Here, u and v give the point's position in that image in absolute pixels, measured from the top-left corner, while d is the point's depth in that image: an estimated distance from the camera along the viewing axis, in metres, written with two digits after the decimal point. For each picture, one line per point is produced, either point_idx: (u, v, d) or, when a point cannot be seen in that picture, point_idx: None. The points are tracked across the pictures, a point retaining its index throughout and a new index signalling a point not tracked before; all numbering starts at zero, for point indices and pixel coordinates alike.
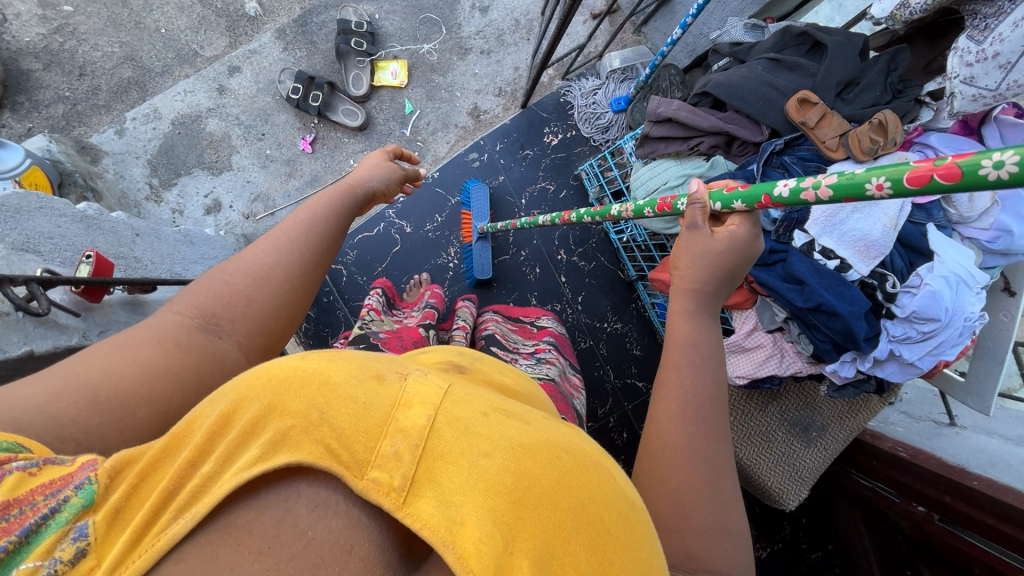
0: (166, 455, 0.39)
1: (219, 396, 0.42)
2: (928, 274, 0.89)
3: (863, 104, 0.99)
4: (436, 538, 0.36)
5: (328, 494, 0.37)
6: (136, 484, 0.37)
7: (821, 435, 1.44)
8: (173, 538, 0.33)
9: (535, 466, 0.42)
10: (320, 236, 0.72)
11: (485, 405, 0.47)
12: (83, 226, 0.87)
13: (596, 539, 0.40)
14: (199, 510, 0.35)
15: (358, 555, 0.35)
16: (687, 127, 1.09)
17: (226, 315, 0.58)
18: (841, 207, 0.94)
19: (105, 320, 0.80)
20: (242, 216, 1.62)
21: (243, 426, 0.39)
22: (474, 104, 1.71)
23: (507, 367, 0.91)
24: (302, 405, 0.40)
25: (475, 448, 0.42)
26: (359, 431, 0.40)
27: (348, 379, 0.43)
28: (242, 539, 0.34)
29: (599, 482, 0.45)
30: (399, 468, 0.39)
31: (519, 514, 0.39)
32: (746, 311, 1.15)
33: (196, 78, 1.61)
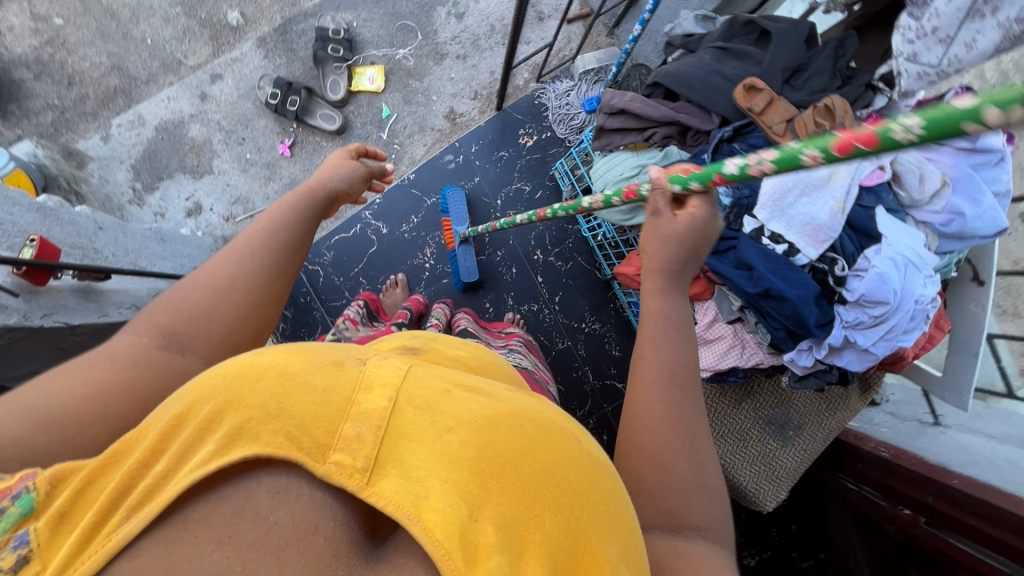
0: (114, 459, 0.41)
1: (172, 402, 0.44)
2: (876, 256, 0.88)
3: (811, 90, 0.98)
4: (401, 512, 0.39)
5: (289, 480, 0.40)
6: (81, 488, 0.40)
7: (798, 433, 1.41)
8: (125, 537, 0.35)
9: (497, 439, 0.45)
10: (280, 244, 0.74)
11: (446, 382, 0.50)
12: (39, 216, 0.90)
13: (561, 499, 0.43)
14: (151, 509, 0.37)
15: (323, 535, 0.37)
16: (640, 118, 1.09)
17: (188, 331, 0.61)
18: (789, 190, 0.93)
19: (50, 304, 0.82)
20: (221, 218, 1.65)
21: (199, 423, 0.41)
22: (450, 107, 1.74)
23: (461, 340, 0.89)
24: (260, 398, 0.42)
25: (436, 426, 0.44)
26: (319, 417, 0.42)
27: (306, 367, 0.45)
28: (198, 531, 0.36)
29: (563, 447, 0.48)
30: (362, 450, 0.41)
31: (483, 483, 0.42)
32: (707, 302, 1.13)
33: (180, 85, 1.67)
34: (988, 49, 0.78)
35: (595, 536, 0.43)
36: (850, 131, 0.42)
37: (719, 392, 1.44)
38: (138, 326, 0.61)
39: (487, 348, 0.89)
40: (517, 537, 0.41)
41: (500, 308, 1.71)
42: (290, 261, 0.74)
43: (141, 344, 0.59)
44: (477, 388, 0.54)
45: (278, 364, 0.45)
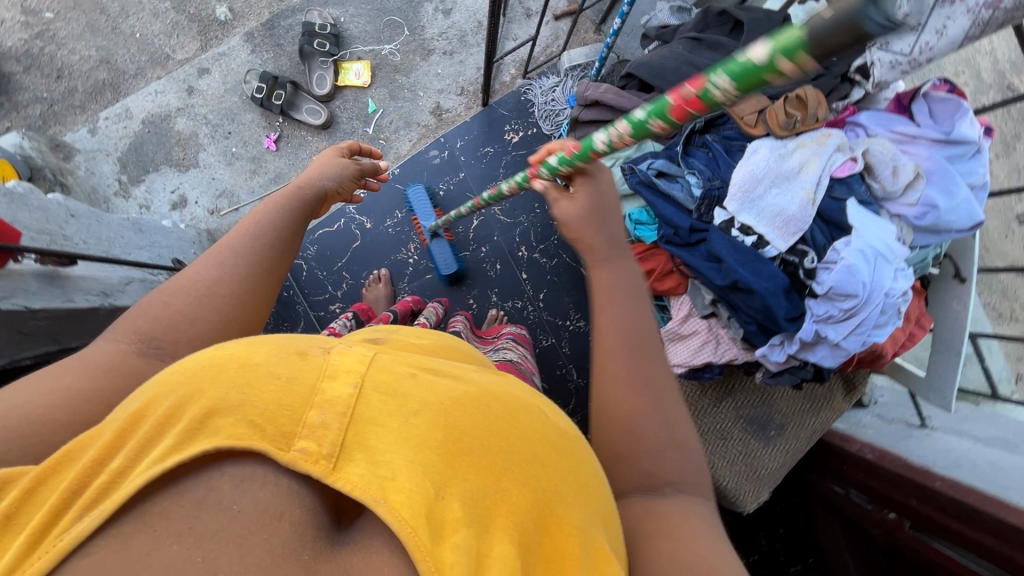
0: (69, 457, 0.40)
1: (130, 402, 0.44)
2: (844, 248, 0.86)
3: (785, 81, 0.97)
4: (368, 494, 0.39)
5: (253, 469, 0.39)
6: (32, 489, 0.39)
7: (780, 433, 1.38)
8: (78, 536, 0.34)
9: (464, 421, 0.46)
10: (263, 247, 0.74)
11: (413, 366, 0.50)
12: (5, 200, 0.90)
13: (528, 473, 0.46)
14: (107, 506, 0.36)
15: (288, 521, 0.37)
16: (614, 110, 1.08)
17: (167, 336, 0.60)
18: (759, 181, 0.91)
19: (9, 287, 0.82)
20: (206, 212, 1.66)
21: (158, 418, 0.41)
22: (437, 103, 1.74)
23: (423, 329, 0.87)
24: (221, 391, 0.42)
25: (403, 410, 0.45)
26: (283, 406, 0.42)
27: (270, 358, 0.45)
28: (158, 523, 0.35)
29: (528, 423, 0.50)
30: (327, 437, 0.41)
31: (450, 463, 0.43)
32: (681, 297, 1.12)
33: (167, 79, 1.68)
34: (958, 37, 0.75)
35: (561, 506, 0.46)
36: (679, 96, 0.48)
37: (696, 390, 1.42)
38: (115, 333, 0.61)
39: (445, 336, 0.87)
40: (485, 511, 0.42)
41: (484, 305, 1.70)
42: (274, 264, 0.73)
43: (119, 351, 0.58)
44: (445, 369, 0.55)
45: (240, 356, 0.45)
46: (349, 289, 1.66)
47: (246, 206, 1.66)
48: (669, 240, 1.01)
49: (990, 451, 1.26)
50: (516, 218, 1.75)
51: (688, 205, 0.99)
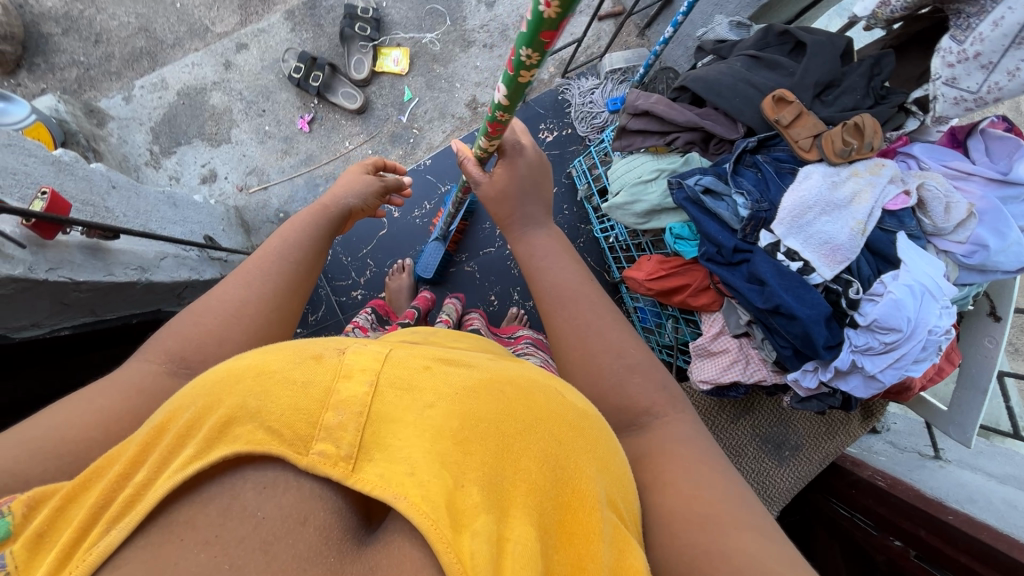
0: (96, 474, 0.47)
1: (150, 419, 0.51)
2: (892, 282, 0.86)
3: (843, 106, 0.96)
4: (387, 492, 0.44)
5: (272, 475, 0.44)
6: (60, 506, 0.45)
7: (795, 454, 1.39)
8: (105, 547, 0.39)
9: (477, 408, 0.51)
10: (287, 267, 0.84)
11: (426, 361, 0.56)
12: (53, 170, 0.90)
13: (543, 453, 0.51)
14: (130, 519, 0.41)
15: (312, 524, 0.41)
16: (664, 122, 1.07)
17: (197, 355, 0.70)
18: (810, 207, 0.91)
19: (57, 258, 0.81)
20: (235, 188, 1.66)
21: (178, 431, 0.47)
22: (472, 96, 1.72)
23: (462, 333, 0.84)
24: (238, 400, 0.48)
25: (417, 403, 0.50)
26: (299, 411, 0.47)
27: (283, 365, 0.50)
28: (185, 533, 0.39)
29: (543, 406, 0.55)
30: (344, 438, 0.46)
31: (464, 450, 0.48)
32: (714, 314, 1.12)
33: (205, 51, 1.67)
34: None
35: (581, 480, 0.51)
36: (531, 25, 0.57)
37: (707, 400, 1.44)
38: (149, 353, 0.70)
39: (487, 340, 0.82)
40: (502, 494, 0.47)
41: (505, 303, 1.70)
42: (294, 286, 0.83)
43: (153, 371, 0.68)
44: (459, 359, 0.60)
45: (259, 367, 0.51)
46: (372, 277, 1.67)
47: (276, 186, 1.66)
48: (712, 258, 1.01)
49: (1005, 489, 1.27)
50: None
51: (733, 224, 0.98)
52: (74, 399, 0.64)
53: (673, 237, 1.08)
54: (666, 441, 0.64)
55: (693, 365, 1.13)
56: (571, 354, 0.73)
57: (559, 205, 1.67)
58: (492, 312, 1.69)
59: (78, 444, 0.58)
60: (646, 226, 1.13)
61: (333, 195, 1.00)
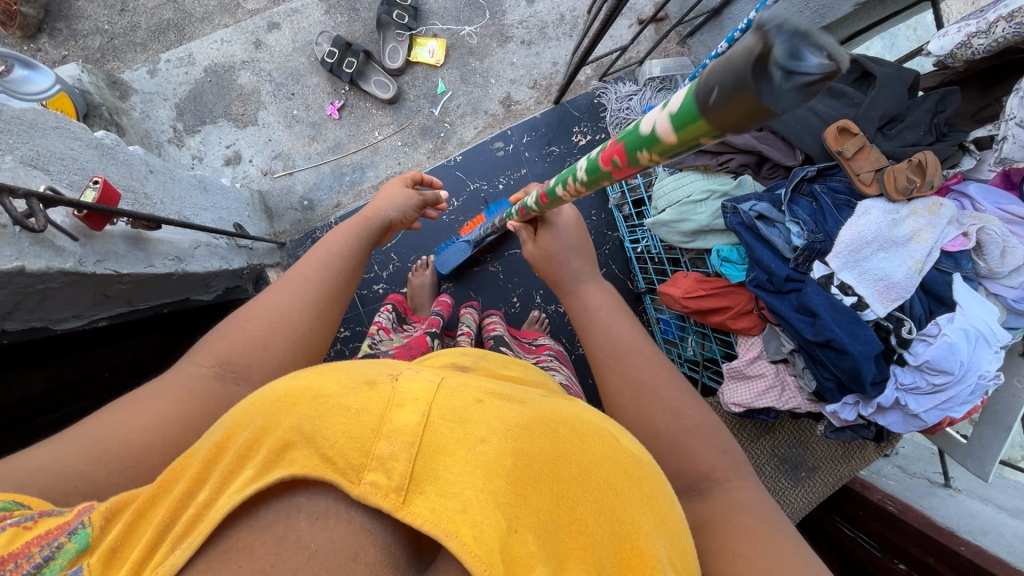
0: (161, 491, 0.41)
1: (215, 431, 0.45)
2: (947, 324, 0.86)
3: (903, 141, 0.96)
4: (438, 528, 0.38)
5: (327, 504, 0.38)
6: (131, 522, 0.39)
7: (811, 476, 1.40)
8: (170, 568, 0.34)
9: (532, 449, 0.46)
10: (332, 275, 0.81)
11: (479, 392, 0.50)
12: (97, 154, 0.86)
13: (600, 500, 0.45)
14: (195, 538, 0.35)
15: (364, 561, 0.35)
16: (720, 142, 1.07)
17: (243, 361, 0.66)
18: (867, 244, 0.91)
19: (103, 250, 0.79)
20: (260, 172, 1.62)
21: (237, 449, 0.41)
22: (507, 93, 1.69)
23: (509, 359, 0.78)
24: (295, 421, 0.42)
25: (470, 437, 0.44)
26: (353, 438, 0.41)
27: (339, 391, 0.45)
28: (241, 558, 0.33)
29: (598, 449, 0.49)
30: (396, 468, 0.40)
31: (519, 493, 0.43)
32: (753, 337, 1.12)
33: (235, 28, 1.62)
34: None
35: (638, 532, 0.44)
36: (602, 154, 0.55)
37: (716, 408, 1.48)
38: (197, 356, 0.65)
39: (536, 372, 0.76)
40: (558, 543, 0.42)
41: (527, 304, 1.68)
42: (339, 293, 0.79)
43: (201, 375, 0.63)
44: (510, 393, 0.55)
45: (312, 388, 0.46)
46: (395, 271, 1.64)
47: (301, 172, 1.63)
48: (760, 284, 1.00)
49: (1015, 522, 1.29)
50: None
51: (785, 253, 0.97)
52: (127, 399, 0.59)
53: (719, 261, 1.07)
54: (732, 509, 0.59)
55: (726, 387, 1.12)
56: (635, 384, 0.72)
57: (589, 211, 1.65)
58: (513, 315, 1.67)
59: (139, 448, 0.54)
60: (691, 246, 1.12)
61: (372, 208, 0.97)
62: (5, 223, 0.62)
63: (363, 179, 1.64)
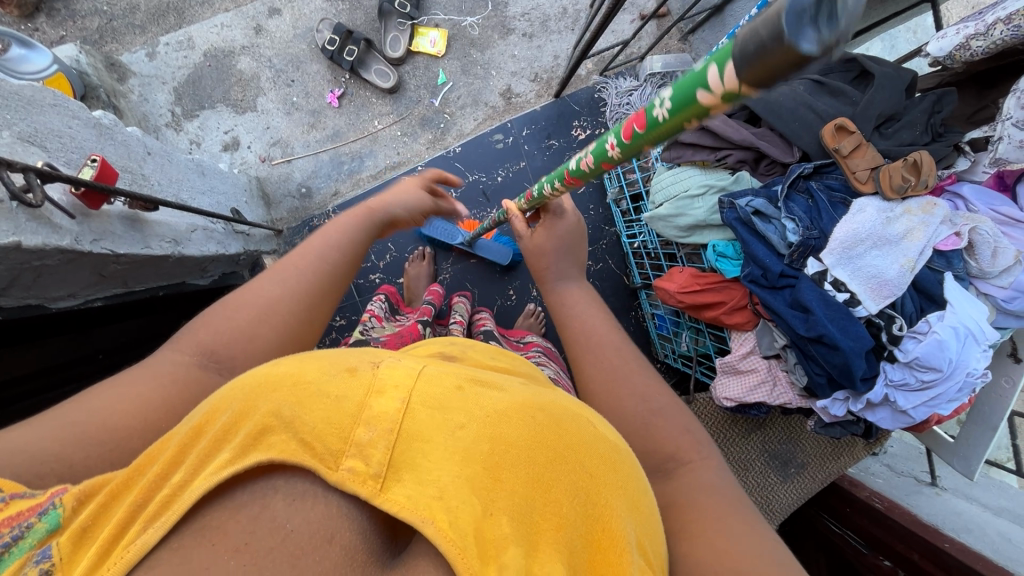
0: (136, 473, 0.40)
1: (193, 414, 0.44)
2: (937, 322, 0.87)
3: (900, 140, 0.96)
4: (414, 515, 0.37)
5: (305, 487, 0.38)
6: (104, 503, 0.38)
7: (800, 472, 1.42)
8: (142, 548, 0.33)
9: (511, 434, 0.45)
10: (324, 265, 0.79)
11: (459, 379, 0.49)
12: (95, 133, 0.86)
13: (576, 483, 0.45)
14: (169, 517, 0.35)
15: (339, 544, 0.35)
16: (719, 138, 1.07)
17: (230, 344, 0.65)
18: (861, 241, 0.92)
19: (100, 229, 0.78)
20: (258, 158, 1.61)
21: (214, 434, 0.40)
22: (507, 85, 1.69)
23: (498, 351, 0.77)
24: (274, 405, 0.41)
25: (448, 423, 0.44)
26: (331, 423, 0.41)
27: (319, 377, 0.44)
28: (216, 538, 0.34)
29: (575, 433, 0.49)
30: (375, 455, 0.40)
31: (495, 477, 0.42)
32: (746, 333, 1.13)
33: (235, 13, 1.61)
34: None
35: (610, 513, 0.45)
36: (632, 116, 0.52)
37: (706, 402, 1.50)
38: (183, 338, 0.65)
39: (524, 363, 0.76)
40: (532, 526, 0.41)
41: (523, 297, 1.69)
42: (328, 278, 0.79)
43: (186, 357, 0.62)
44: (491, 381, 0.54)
45: (292, 374, 0.44)
46: (392, 262, 1.65)
47: (300, 159, 1.62)
48: (755, 280, 1.01)
49: (999, 521, 1.31)
50: None
51: (780, 249, 0.98)
52: (112, 381, 0.59)
53: (715, 256, 1.08)
54: (689, 486, 0.60)
55: (718, 382, 1.14)
56: (627, 375, 0.72)
57: (587, 205, 1.66)
58: (508, 308, 1.68)
59: (123, 429, 0.53)
60: (688, 240, 1.12)
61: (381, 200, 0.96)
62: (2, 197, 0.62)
63: (362, 168, 1.64)
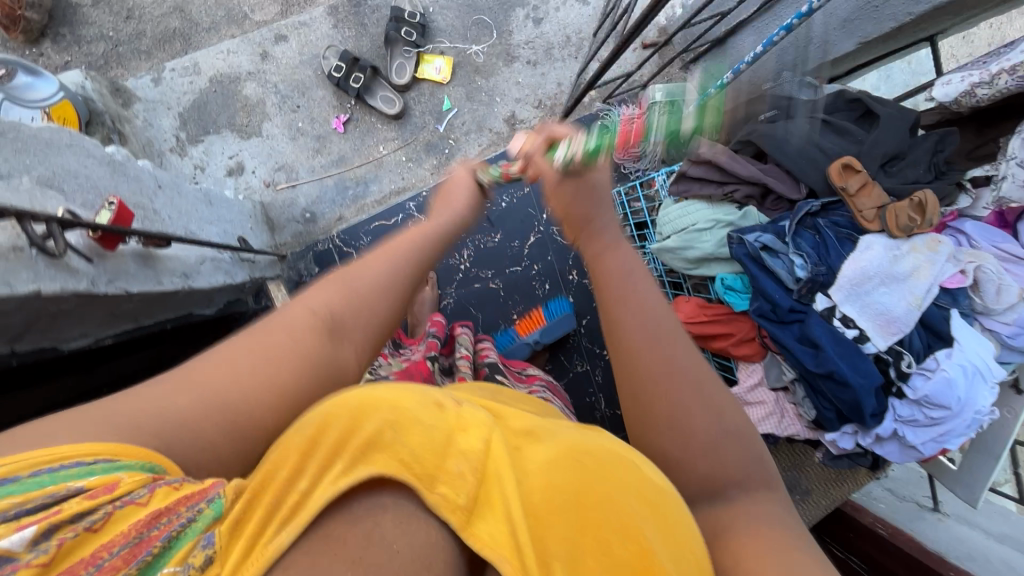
0: (273, 471, 0.42)
1: (305, 420, 0.46)
2: (945, 360, 0.89)
3: (904, 179, 0.99)
4: (497, 554, 0.43)
5: (407, 510, 0.43)
6: (251, 499, 0.41)
7: (804, 498, 1.42)
8: (277, 550, 0.37)
9: (586, 474, 0.49)
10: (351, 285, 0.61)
11: (532, 422, 0.54)
12: (109, 171, 0.86)
13: (646, 519, 0.48)
14: (298, 523, 0.39)
15: (435, 572, 0.40)
16: (725, 172, 1.08)
17: None
18: (869, 278, 0.93)
19: (115, 269, 0.78)
20: (263, 183, 1.62)
21: (328, 449, 0.43)
22: (511, 112, 1.71)
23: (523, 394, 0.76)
24: (376, 424, 0.45)
25: (523, 469, 0.49)
26: (427, 452, 0.46)
27: (415, 405, 0.48)
28: (337, 548, 0.38)
29: (638, 474, 0.52)
30: (463, 488, 0.45)
31: (573, 519, 0.46)
32: (753, 364, 1.14)
33: (242, 39, 1.62)
34: None
35: (679, 549, 0.47)
36: None
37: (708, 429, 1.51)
38: None
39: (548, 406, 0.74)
40: (607, 567, 0.45)
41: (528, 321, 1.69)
42: None
43: None
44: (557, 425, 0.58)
45: (386, 396, 0.48)
46: None
47: (304, 184, 1.63)
48: (764, 314, 1.01)
49: (1003, 548, 1.31)
50: None
51: (789, 284, 0.99)
52: None
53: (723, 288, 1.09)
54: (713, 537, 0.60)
55: None
56: None
57: None
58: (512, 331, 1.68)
59: None
60: (694, 271, 1.14)
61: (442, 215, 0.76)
62: (23, 245, 0.62)
63: (366, 193, 1.66)
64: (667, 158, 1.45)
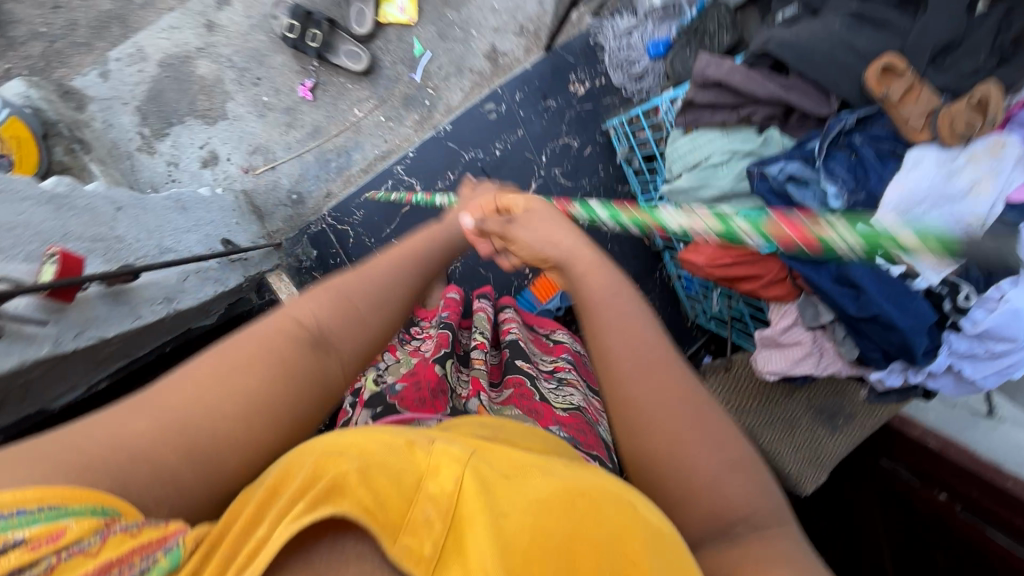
0: (227, 524, 0.43)
1: (274, 467, 0.48)
2: (1012, 289, 0.77)
3: (960, 71, 0.82)
4: None
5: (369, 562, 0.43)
6: (209, 550, 0.42)
7: (849, 422, 1.35)
8: None
9: (558, 509, 0.47)
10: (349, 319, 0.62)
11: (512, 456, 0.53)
12: (51, 208, 0.79)
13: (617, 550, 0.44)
14: (254, 570, 0.39)
15: None
16: (738, 93, 0.94)
17: None
18: (918, 202, 0.80)
19: (80, 320, 0.75)
20: (241, 170, 1.52)
21: (292, 491, 0.44)
22: (491, 45, 1.54)
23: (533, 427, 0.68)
24: (342, 470, 0.46)
25: (496, 505, 0.47)
26: (391, 498, 0.45)
27: (383, 448, 0.49)
28: None
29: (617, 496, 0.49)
30: (430, 536, 0.44)
31: (529, 566, 0.44)
32: (787, 304, 1.04)
33: (183, 11, 1.46)
34: None
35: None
36: (787, 224, 0.72)
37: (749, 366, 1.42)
38: None
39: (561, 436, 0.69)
40: None
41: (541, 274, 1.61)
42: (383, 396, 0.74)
43: None
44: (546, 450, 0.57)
45: (358, 446, 0.49)
46: None
47: (284, 164, 1.53)
48: (793, 253, 0.90)
49: None
50: (577, 181, 1.58)
51: None
52: None
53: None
54: None
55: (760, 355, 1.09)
56: None
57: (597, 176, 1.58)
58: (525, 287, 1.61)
59: None
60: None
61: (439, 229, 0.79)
62: None
63: (350, 163, 1.55)
64: (671, 76, 1.27)
